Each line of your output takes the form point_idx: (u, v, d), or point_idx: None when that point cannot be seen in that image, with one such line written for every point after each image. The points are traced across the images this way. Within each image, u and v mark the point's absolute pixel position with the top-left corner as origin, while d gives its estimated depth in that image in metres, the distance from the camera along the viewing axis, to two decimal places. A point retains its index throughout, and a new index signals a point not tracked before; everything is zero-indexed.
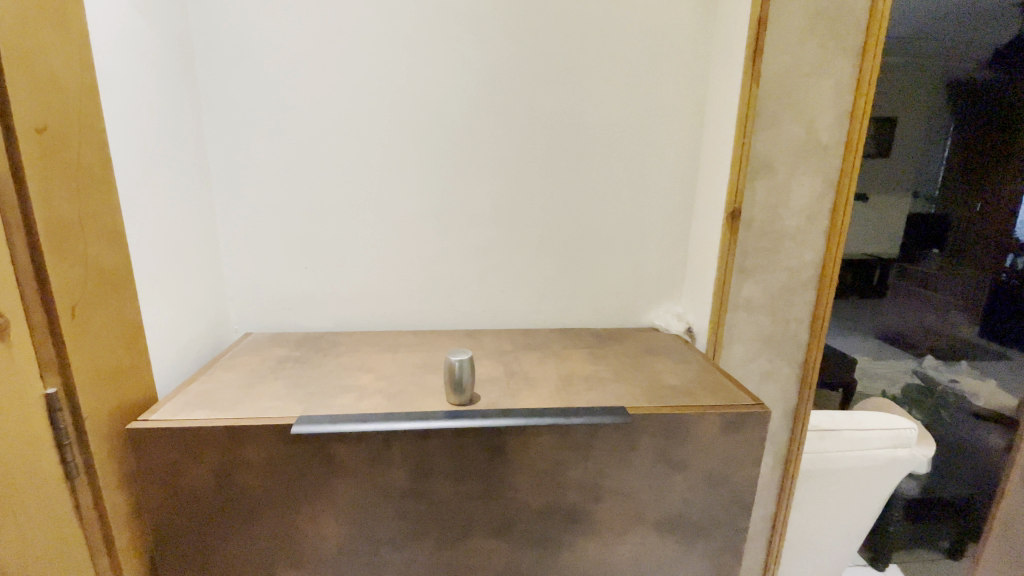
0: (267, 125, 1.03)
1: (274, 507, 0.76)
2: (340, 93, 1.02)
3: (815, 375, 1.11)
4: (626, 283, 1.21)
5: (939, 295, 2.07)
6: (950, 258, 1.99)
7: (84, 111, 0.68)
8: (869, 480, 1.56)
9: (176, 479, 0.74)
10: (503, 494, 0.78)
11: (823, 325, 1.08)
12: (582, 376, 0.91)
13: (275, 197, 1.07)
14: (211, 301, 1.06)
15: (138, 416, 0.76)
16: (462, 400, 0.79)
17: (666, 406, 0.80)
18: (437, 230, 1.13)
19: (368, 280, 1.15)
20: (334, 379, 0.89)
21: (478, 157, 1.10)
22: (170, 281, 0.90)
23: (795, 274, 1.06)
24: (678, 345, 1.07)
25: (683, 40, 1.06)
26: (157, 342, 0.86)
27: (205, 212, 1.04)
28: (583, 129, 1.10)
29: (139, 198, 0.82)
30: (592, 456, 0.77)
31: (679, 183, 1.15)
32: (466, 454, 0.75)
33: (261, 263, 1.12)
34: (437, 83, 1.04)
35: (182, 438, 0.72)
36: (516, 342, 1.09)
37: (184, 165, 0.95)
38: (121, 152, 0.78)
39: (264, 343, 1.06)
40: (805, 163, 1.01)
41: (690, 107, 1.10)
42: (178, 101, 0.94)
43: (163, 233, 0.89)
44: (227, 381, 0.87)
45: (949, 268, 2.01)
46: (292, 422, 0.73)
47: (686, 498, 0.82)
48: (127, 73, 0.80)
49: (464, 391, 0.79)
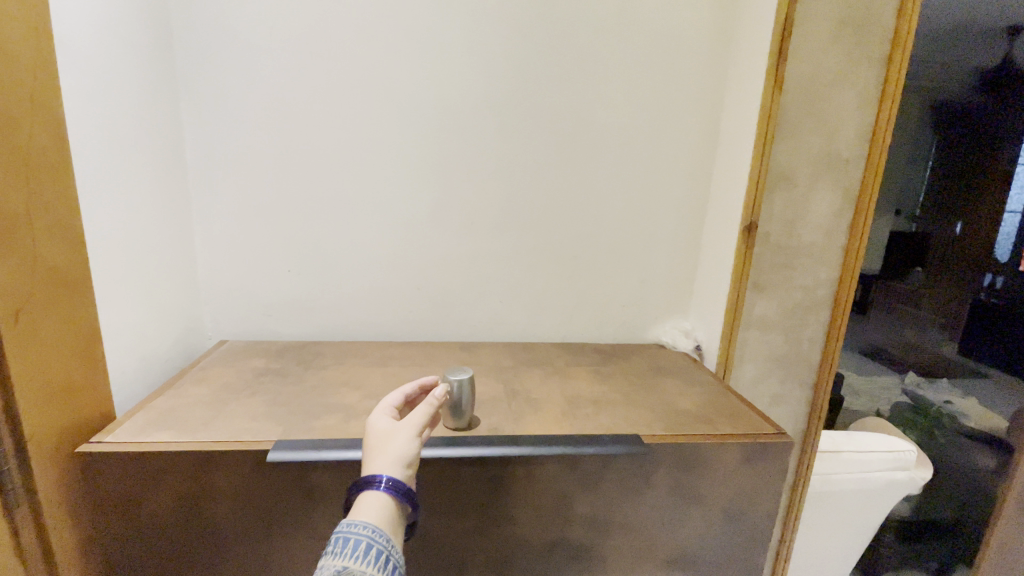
0: (251, 115, 0.95)
1: (246, 542, 0.67)
2: (333, 83, 0.95)
3: (826, 398, 1.05)
4: (631, 298, 1.15)
5: (922, 312, 1.95)
6: (935, 275, 1.84)
7: (39, 89, 0.59)
8: (869, 504, 1.46)
9: (132, 511, 0.65)
10: (503, 530, 0.70)
11: (836, 346, 1.02)
12: (589, 398, 0.84)
13: (256, 193, 0.99)
14: (183, 304, 0.97)
15: (90, 437, 0.66)
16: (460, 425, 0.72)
17: (682, 434, 0.74)
18: (433, 236, 1.06)
19: (357, 286, 1.07)
20: (318, 396, 0.81)
21: (479, 158, 1.03)
22: (136, 282, 0.82)
23: (809, 292, 1.01)
24: (687, 365, 1.02)
25: (699, 43, 1.01)
26: (118, 352, 0.77)
27: (179, 206, 0.95)
28: (592, 133, 1.04)
29: (103, 192, 0.73)
30: (602, 489, 0.71)
31: (689, 193, 1.10)
32: (464, 487, 0.67)
33: (238, 264, 1.03)
34: (438, 77, 0.97)
35: (140, 464, 0.63)
36: (515, 358, 1.02)
37: (155, 153, 0.87)
38: (82, 138, 0.69)
39: (240, 353, 0.97)
40: (824, 177, 0.96)
41: (704, 114, 1.05)
42: (152, 84, 0.85)
43: (129, 226, 0.80)
44: (196, 397, 0.78)
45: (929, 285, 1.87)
46: (269, 447, 0.65)
47: (700, 534, 0.76)
48: (94, 48, 0.72)
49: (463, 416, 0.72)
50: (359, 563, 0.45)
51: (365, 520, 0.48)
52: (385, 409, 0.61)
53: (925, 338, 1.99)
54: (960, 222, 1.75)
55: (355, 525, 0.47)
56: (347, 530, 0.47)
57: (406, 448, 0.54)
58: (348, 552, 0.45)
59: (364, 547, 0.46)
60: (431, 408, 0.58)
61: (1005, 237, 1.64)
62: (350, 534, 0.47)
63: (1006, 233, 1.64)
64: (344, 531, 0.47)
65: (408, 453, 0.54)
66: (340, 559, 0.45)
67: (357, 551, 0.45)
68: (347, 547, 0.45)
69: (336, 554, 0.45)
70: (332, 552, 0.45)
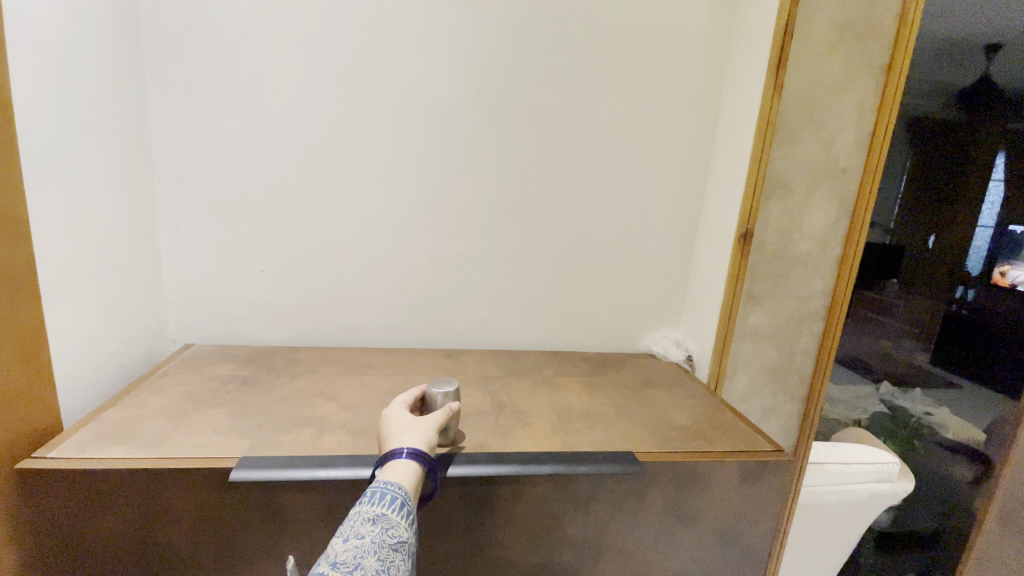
0: (226, 104, 0.89)
1: (207, 567, 0.61)
2: (317, 75, 0.90)
3: (808, 439, 0.84)
4: (621, 305, 1.12)
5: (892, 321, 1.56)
6: (906, 287, 1.51)
7: None
8: (852, 520, 1.35)
9: (79, 535, 0.58)
10: (487, 553, 0.66)
11: (825, 378, 0.84)
12: (580, 412, 0.81)
13: (231, 189, 0.93)
14: (145, 304, 0.90)
15: (30, 452, 0.60)
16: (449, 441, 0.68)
17: (679, 451, 0.71)
18: (417, 237, 1.01)
19: (337, 289, 1.01)
20: (289, 408, 0.75)
21: (469, 158, 0.98)
22: (90, 280, 0.75)
23: (802, 304, 0.90)
24: (679, 377, 1.00)
25: (696, 47, 0.99)
26: (68, 357, 0.70)
27: (141, 198, 0.88)
28: (586, 134, 1.01)
29: (55, 182, 0.67)
30: (593, 510, 0.67)
31: (682, 200, 1.08)
32: (447, 508, 0.63)
33: (207, 263, 0.96)
34: (427, 72, 0.93)
35: (90, 483, 0.57)
36: (501, 367, 0.98)
37: (115, 142, 0.80)
38: (31, 115, 0.62)
39: (207, 358, 0.91)
40: (823, 185, 0.87)
41: (699, 120, 1.04)
42: (115, 68, 0.79)
43: (84, 219, 0.74)
44: (153, 408, 0.72)
45: (901, 296, 1.53)
46: (232, 465, 0.59)
47: (695, 556, 0.73)
48: (49, 20, 0.65)
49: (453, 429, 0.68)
50: (395, 512, 0.48)
51: (400, 478, 0.51)
52: (399, 406, 0.63)
53: (898, 348, 1.63)
54: (935, 232, 1.44)
55: (390, 483, 0.50)
56: (384, 485, 0.50)
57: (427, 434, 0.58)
58: (385, 503, 0.48)
59: (401, 500, 0.49)
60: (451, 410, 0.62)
61: (976, 250, 1.37)
62: (388, 487, 0.50)
63: (977, 246, 1.36)
64: (382, 483, 0.50)
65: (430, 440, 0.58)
66: (379, 506, 0.48)
67: (393, 503, 0.48)
68: (387, 497, 0.49)
69: (374, 503, 0.48)
70: (369, 501, 0.48)
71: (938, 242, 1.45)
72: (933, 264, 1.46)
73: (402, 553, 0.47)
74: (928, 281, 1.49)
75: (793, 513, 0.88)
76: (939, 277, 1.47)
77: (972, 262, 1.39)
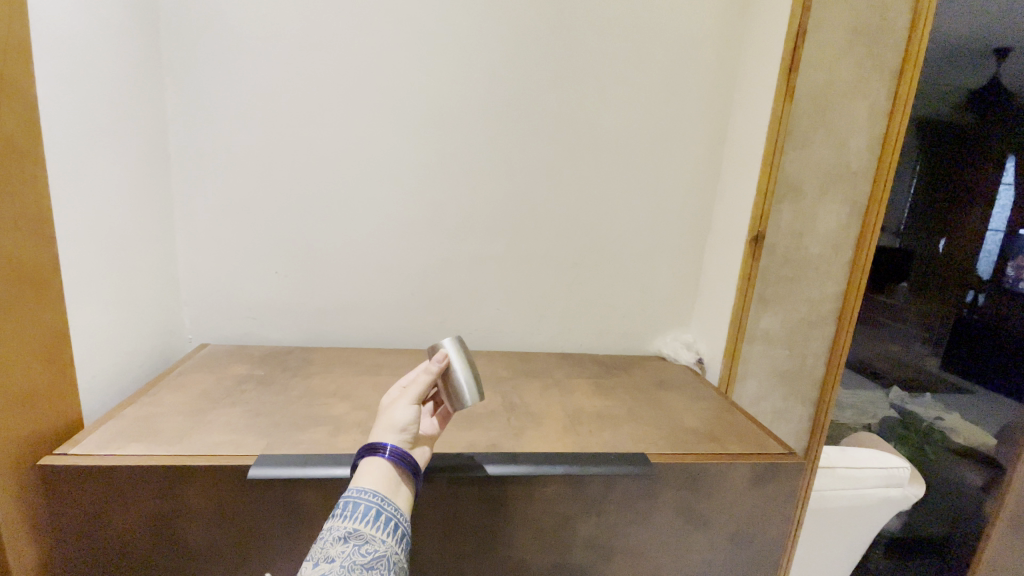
0: (243, 106, 0.90)
1: (224, 563, 0.62)
2: (334, 79, 0.91)
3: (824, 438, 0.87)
4: (631, 308, 1.12)
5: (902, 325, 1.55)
6: (917, 291, 1.50)
7: (7, 66, 0.54)
8: (862, 524, 1.34)
9: (100, 530, 0.59)
10: (501, 553, 0.67)
11: (836, 380, 0.86)
12: (592, 414, 0.81)
13: (249, 191, 0.94)
14: (162, 304, 0.92)
15: (53, 449, 0.61)
16: (467, 403, 0.57)
17: (691, 453, 0.71)
18: (430, 239, 1.02)
19: (349, 290, 1.02)
20: (304, 407, 0.76)
21: (483, 161, 0.99)
22: (109, 279, 0.76)
23: (813, 308, 0.91)
24: (689, 379, 1.00)
25: (708, 51, 0.99)
26: (89, 355, 0.71)
27: (160, 199, 0.89)
28: (598, 137, 1.01)
29: (78, 184, 0.69)
30: (606, 511, 0.67)
31: (693, 203, 1.08)
32: (461, 507, 0.64)
33: (223, 263, 0.98)
34: (442, 77, 0.94)
35: (111, 478, 0.58)
36: (513, 368, 0.99)
37: (135, 143, 0.81)
38: (55, 117, 0.64)
39: (223, 358, 0.92)
40: (832, 189, 0.88)
41: (711, 123, 1.04)
42: (136, 71, 0.81)
43: (105, 218, 0.75)
44: (171, 406, 0.73)
45: (914, 302, 1.51)
46: (250, 463, 0.60)
47: (706, 557, 0.73)
48: (72, 23, 0.67)
49: (469, 388, 0.58)
50: (369, 527, 0.46)
51: (375, 487, 0.48)
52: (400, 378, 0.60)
53: (909, 354, 1.60)
54: (943, 237, 1.43)
55: (363, 493, 0.48)
56: (357, 497, 0.47)
57: (399, 416, 0.53)
58: (358, 516, 0.46)
59: (374, 512, 0.47)
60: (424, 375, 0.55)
61: (986, 254, 1.36)
62: (360, 499, 0.47)
63: (988, 250, 1.36)
64: (354, 496, 0.47)
65: (403, 421, 0.53)
66: (350, 522, 0.46)
67: (367, 516, 0.46)
68: (357, 511, 0.46)
69: (345, 519, 0.46)
70: (340, 516, 0.46)
71: (948, 246, 1.43)
72: (944, 269, 1.45)
73: (380, 569, 0.44)
74: (938, 287, 1.47)
75: (804, 515, 0.88)
76: (948, 283, 1.46)
77: (982, 265, 1.37)
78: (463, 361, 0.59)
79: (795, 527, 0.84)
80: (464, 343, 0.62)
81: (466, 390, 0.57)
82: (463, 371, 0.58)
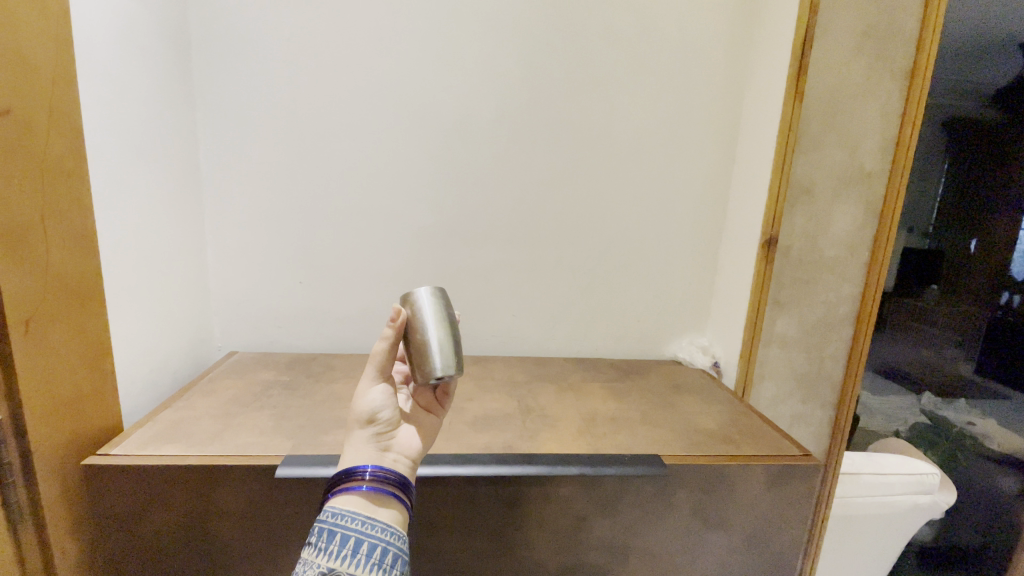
0: (268, 124, 0.95)
1: (252, 560, 0.65)
2: (359, 95, 0.95)
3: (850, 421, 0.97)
4: (647, 311, 1.13)
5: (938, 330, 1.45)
6: (949, 293, 1.42)
7: (57, 96, 0.59)
8: (891, 532, 1.30)
9: (137, 526, 0.63)
10: (517, 553, 0.68)
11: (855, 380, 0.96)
12: (606, 416, 0.83)
13: (276, 204, 0.99)
14: (195, 314, 0.96)
15: (96, 449, 0.65)
16: (439, 370, 0.55)
17: (705, 454, 0.72)
18: (446, 246, 1.05)
19: (369, 298, 1.05)
20: (326, 411, 0.79)
21: (499, 171, 1.02)
22: (148, 292, 0.81)
23: (832, 309, 0.97)
24: (705, 382, 1.01)
25: (718, 55, 1.01)
26: (127, 362, 0.76)
27: (192, 216, 0.95)
28: (610, 143, 1.03)
29: (117, 197, 0.73)
30: (621, 512, 0.68)
31: (705, 207, 1.09)
32: (478, 507, 0.65)
33: (251, 274, 1.02)
34: (458, 89, 0.97)
35: (147, 478, 0.61)
36: (528, 372, 1.01)
37: (171, 166, 0.87)
38: (98, 141, 0.69)
39: (250, 365, 0.96)
40: (844, 191, 0.93)
41: (723, 127, 1.05)
42: (172, 99, 0.87)
43: (146, 239, 0.81)
44: (203, 410, 0.77)
45: (946, 309, 1.44)
46: (276, 463, 0.63)
47: (722, 559, 0.73)
48: (114, 58, 0.72)
49: (440, 352, 0.56)
50: (346, 564, 0.44)
51: (354, 513, 0.47)
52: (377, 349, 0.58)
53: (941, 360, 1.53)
54: (976, 238, 1.38)
55: (340, 522, 0.46)
56: (334, 527, 0.46)
57: (365, 400, 0.52)
58: (335, 553, 0.44)
59: (351, 544, 0.45)
60: (381, 345, 0.53)
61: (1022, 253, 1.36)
62: (337, 529, 0.46)
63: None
64: (331, 525, 0.46)
65: (371, 408, 0.52)
66: (325, 559, 0.44)
67: (343, 550, 0.45)
68: (333, 543, 0.45)
69: (323, 556, 0.44)
70: (318, 553, 0.45)
71: (980, 249, 1.38)
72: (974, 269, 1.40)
73: None
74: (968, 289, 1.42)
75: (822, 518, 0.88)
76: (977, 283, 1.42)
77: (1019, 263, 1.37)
78: (435, 321, 0.57)
79: (814, 527, 0.84)
80: (442, 300, 0.60)
81: (436, 354, 0.56)
82: (433, 333, 0.56)
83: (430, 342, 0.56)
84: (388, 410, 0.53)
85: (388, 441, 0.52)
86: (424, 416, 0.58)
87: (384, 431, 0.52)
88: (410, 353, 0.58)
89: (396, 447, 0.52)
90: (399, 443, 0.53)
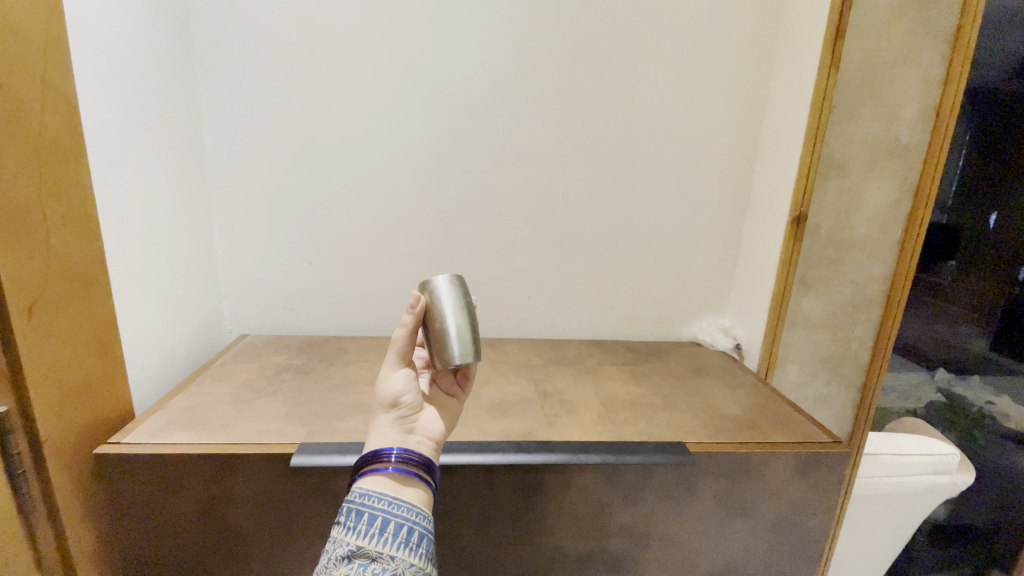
0: (271, 97, 0.91)
1: (270, 546, 0.64)
2: (364, 65, 0.91)
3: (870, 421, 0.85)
4: (665, 292, 1.10)
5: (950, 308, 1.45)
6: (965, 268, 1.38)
7: (49, 69, 0.55)
8: (909, 513, 1.28)
9: (152, 513, 0.62)
10: (537, 540, 0.67)
11: (883, 361, 0.84)
12: (627, 401, 0.81)
13: (281, 183, 0.96)
14: (203, 297, 0.94)
15: (107, 439, 0.63)
16: (456, 359, 0.54)
17: (731, 442, 0.70)
18: (458, 225, 1.01)
19: (379, 279, 1.03)
20: (340, 396, 0.77)
21: (515, 146, 0.98)
22: (153, 275, 0.79)
23: (860, 288, 0.89)
24: (727, 365, 0.99)
25: (746, 19, 0.95)
26: (136, 348, 0.74)
27: (197, 194, 0.92)
28: (629, 115, 0.98)
29: (117, 182, 0.70)
30: (644, 499, 0.66)
31: (728, 184, 1.04)
32: (498, 495, 0.64)
33: (258, 255, 1.00)
34: (470, 58, 0.92)
35: (161, 466, 0.60)
36: (545, 355, 0.98)
37: (173, 142, 0.84)
38: (96, 123, 0.65)
39: (260, 349, 0.95)
40: (881, 162, 0.85)
41: (750, 97, 0.99)
42: (173, 73, 0.83)
43: (151, 215, 0.78)
44: (215, 396, 0.75)
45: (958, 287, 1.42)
46: (292, 452, 0.62)
47: (746, 546, 0.71)
48: (109, 25, 0.69)
49: (458, 340, 0.54)
50: (374, 543, 0.42)
51: (381, 493, 0.45)
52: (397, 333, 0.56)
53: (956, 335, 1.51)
54: (995, 210, 1.31)
55: (368, 499, 0.44)
56: (362, 504, 0.44)
57: (387, 384, 0.50)
58: (361, 530, 0.43)
59: (379, 523, 0.43)
60: (400, 331, 0.51)
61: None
62: (365, 508, 0.44)
63: None
64: (360, 505, 0.44)
65: (394, 392, 0.50)
66: (354, 537, 0.43)
67: (371, 528, 0.43)
68: (361, 523, 0.43)
69: (350, 534, 0.43)
70: (347, 529, 0.43)
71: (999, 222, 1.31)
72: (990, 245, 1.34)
73: None
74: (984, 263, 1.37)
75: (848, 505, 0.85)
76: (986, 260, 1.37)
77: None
78: (453, 308, 0.55)
79: (839, 516, 0.82)
80: (459, 285, 0.57)
81: (454, 341, 0.54)
82: (451, 321, 0.54)
83: (446, 330, 0.54)
84: (411, 394, 0.51)
85: (412, 423, 0.50)
86: (445, 398, 0.57)
87: (407, 415, 0.50)
88: (428, 341, 0.55)
89: (420, 430, 0.50)
90: (423, 426, 0.51)
